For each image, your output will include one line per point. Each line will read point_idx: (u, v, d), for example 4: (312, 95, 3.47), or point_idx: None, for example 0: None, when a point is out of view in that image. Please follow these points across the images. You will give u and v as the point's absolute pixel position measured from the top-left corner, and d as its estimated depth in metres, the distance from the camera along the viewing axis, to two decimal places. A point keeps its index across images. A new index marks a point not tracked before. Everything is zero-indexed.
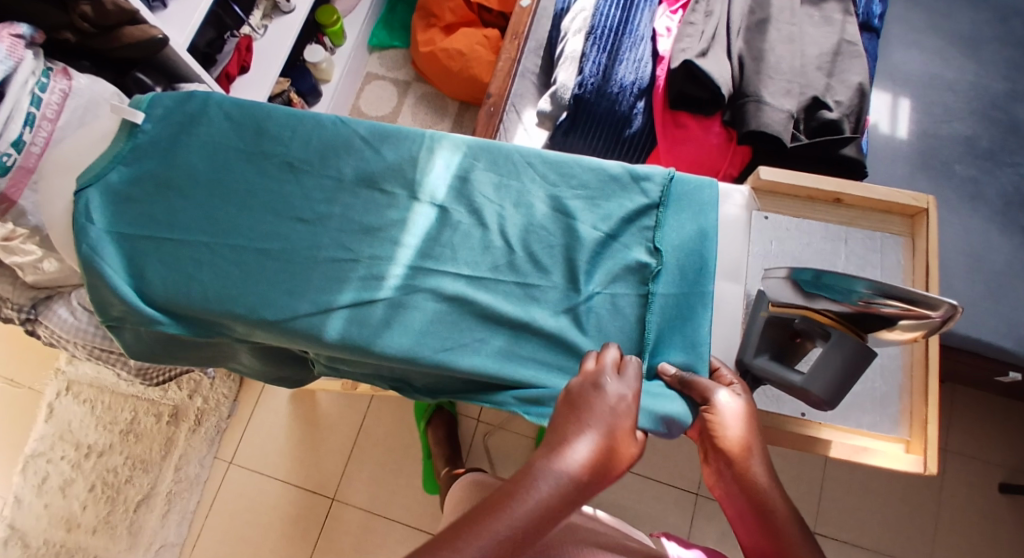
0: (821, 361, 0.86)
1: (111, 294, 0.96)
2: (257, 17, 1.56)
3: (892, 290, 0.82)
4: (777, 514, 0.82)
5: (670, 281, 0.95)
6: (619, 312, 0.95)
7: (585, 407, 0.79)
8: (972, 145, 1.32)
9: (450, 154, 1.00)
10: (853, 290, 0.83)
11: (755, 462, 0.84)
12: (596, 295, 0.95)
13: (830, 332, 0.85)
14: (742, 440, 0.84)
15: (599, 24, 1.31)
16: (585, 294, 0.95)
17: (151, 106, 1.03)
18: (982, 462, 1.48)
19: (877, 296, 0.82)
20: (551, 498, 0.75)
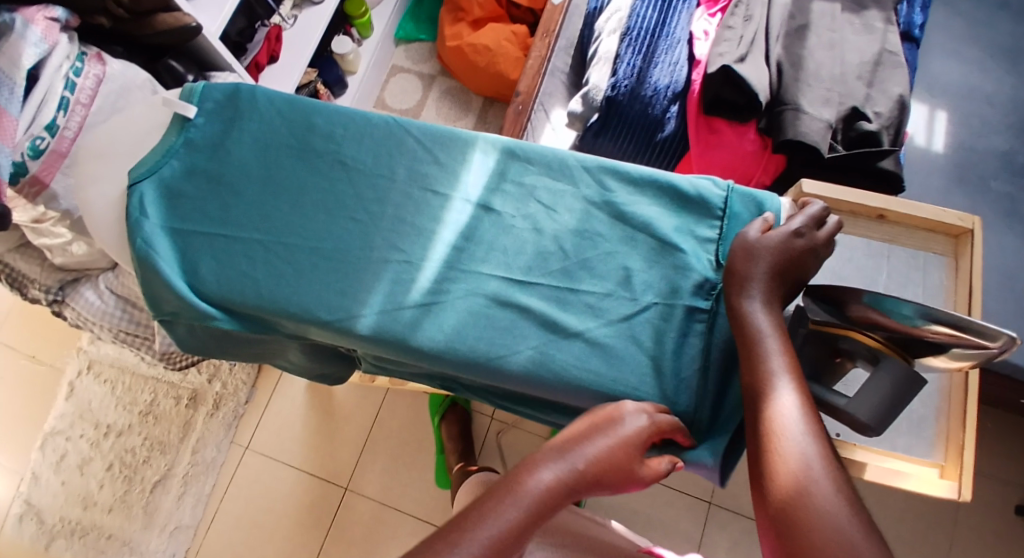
0: (867, 387, 0.84)
1: (165, 290, 0.93)
2: (288, 7, 1.56)
3: (942, 316, 0.80)
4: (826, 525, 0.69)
5: None
6: (679, 324, 0.92)
7: (599, 430, 0.79)
8: (1009, 160, 1.30)
9: (501, 158, 0.98)
10: (902, 313, 0.81)
11: (809, 464, 0.73)
12: (651, 306, 0.93)
13: (879, 358, 0.83)
14: (803, 437, 0.74)
15: (634, 26, 1.32)
16: (640, 305, 0.93)
17: (202, 99, 0.99)
18: (999, 481, 1.46)
19: (926, 323, 0.81)
20: (543, 505, 0.74)
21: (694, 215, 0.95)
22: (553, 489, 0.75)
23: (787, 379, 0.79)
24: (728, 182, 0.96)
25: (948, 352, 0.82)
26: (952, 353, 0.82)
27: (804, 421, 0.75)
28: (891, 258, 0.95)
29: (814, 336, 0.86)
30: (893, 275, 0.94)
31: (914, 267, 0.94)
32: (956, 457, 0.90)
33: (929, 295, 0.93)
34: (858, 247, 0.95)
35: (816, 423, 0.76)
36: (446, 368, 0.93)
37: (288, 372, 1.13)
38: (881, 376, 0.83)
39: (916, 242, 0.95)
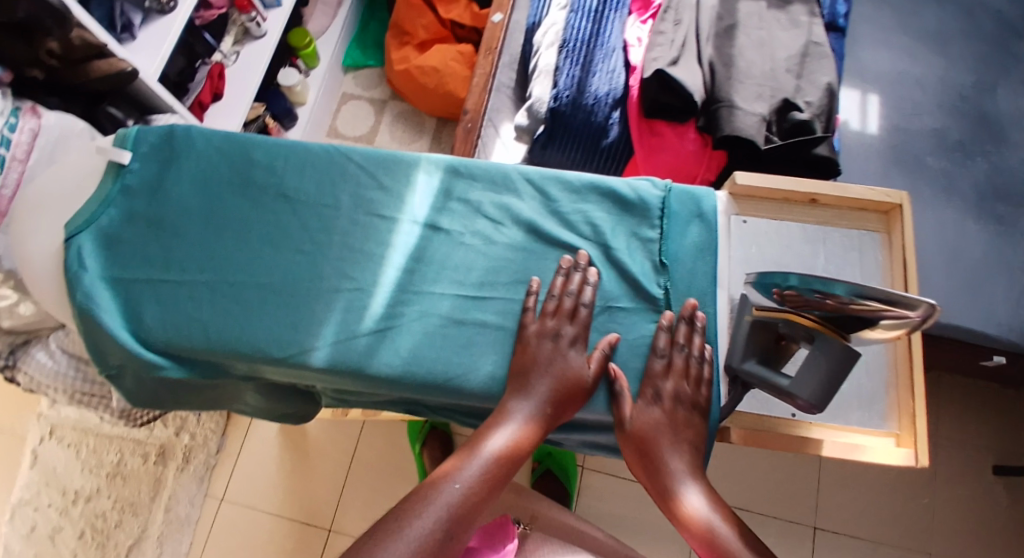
0: (805, 368, 0.85)
1: (109, 343, 0.91)
2: (228, 44, 1.55)
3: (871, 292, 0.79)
4: None
5: (679, 293, 0.92)
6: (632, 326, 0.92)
7: (535, 378, 0.88)
8: (942, 137, 1.33)
9: (444, 176, 0.97)
10: (831, 293, 0.81)
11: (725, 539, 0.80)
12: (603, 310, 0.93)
13: (814, 336, 0.84)
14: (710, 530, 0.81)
15: (570, 37, 1.33)
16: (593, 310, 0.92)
17: (137, 144, 0.98)
18: (974, 446, 1.48)
19: (856, 299, 0.80)
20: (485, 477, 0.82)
21: (636, 217, 0.95)
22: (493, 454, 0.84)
23: (690, 479, 0.84)
24: (666, 182, 0.97)
25: (880, 326, 0.82)
26: (883, 325, 0.82)
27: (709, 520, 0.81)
28: (827, 242, 0.95)
29: (757, 323, 0.88)
30: (830, 258, 0.95)
31: (850, 248, 0.95)
32: (908, 424, 0.90)
33: (867, 275, 0.94)
34: (795, 234, 0.96)
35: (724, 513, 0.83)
36: (408, 391, 0.91)
37: (249, 415, 1.12)
38: (818, 357, 0.84)
39: (850, 224, 0.96)
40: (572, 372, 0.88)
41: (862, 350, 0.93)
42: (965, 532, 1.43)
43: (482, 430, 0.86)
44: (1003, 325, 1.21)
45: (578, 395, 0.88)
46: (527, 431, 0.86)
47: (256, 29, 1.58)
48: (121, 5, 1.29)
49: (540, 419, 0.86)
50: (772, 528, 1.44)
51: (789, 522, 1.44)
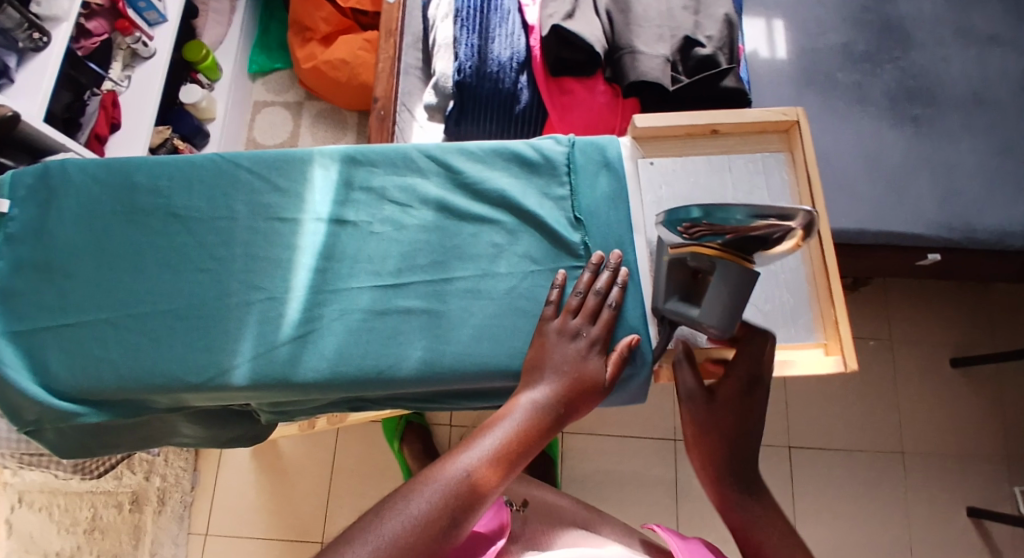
0: (713, 294, 0.83)
1: (20, 399, 0.88)
2: (118, 70, 1.50)
3: (766, 209, 0.79)
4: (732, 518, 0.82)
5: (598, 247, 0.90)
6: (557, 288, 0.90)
7: (542, 371, 0.85)
8: (849, 50, 1.32)
9: (338, 168, 0.92)
10: (730, 217, 0.80)
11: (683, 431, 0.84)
12: (525, 277, 0.90)
13: (716, 263, 0.82)
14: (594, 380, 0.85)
15: (462, 6, 1.27)
16: (514, 278, 0.90)
17: (13, 189, 0.93)
18: (936, 343, 1.48)
19: (754, 220, 0.80)
20: (485, 467, 0.79)
21: (544, 176, 0.92)
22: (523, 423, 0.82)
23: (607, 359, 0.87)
24: (569, 136, 0.94)
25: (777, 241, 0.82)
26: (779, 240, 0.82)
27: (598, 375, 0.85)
28: (733, 169, 0.94)
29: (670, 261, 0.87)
30: (738, 185, 0.93)
31: (756, 171, 0.93)
32: (833, 332, 0.88)
33: (775, 195, 0.93)
34: (701, 167, 0.94)
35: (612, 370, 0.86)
36: (341, 393, 0.88)
37: (195, 445, 1.07)
38: (724, 285, 0.82)
39: (754, 148, 0.95)
40: (580, 359, 0.85)
41: (779, 267, 0.92)
42: (937, 428, 1.44)
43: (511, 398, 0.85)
44: (930, 224, 1.21)
45: (590, 384, 0.85)
46: (544, 410, 0.83)
47: (144, 50, 1.52)
48: None
49: (548, 410, 0.83)
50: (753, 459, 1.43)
51: (769, 451, 1.43)
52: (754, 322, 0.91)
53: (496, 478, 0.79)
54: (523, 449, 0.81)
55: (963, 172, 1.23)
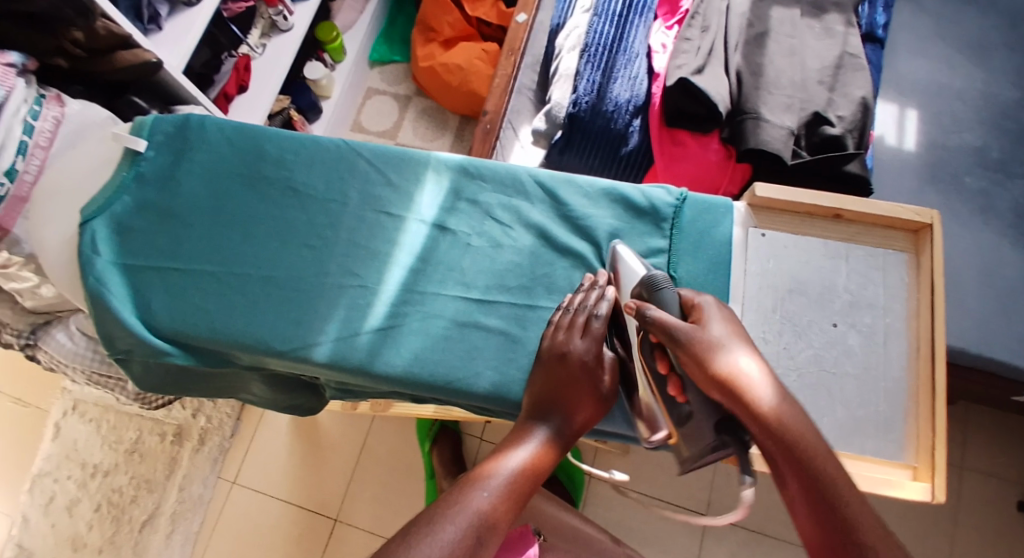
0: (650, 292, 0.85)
1: (117, 328, 0.92)
2: (255, 37, 1.57)
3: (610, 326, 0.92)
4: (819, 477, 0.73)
5: None
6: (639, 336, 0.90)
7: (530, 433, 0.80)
8: (982, 155, 1.29)
9: (448, 177, 0.96)
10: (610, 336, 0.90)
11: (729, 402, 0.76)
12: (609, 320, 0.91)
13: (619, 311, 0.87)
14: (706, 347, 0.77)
15: (593, 41, 1.29)
16: None
17: (152, 132, 0.99)
18: (1000, 479, 1.43)
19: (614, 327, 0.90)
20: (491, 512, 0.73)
21: (645, 225, 0.93)
22: (514, 474, 0.77)
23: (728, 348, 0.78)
24: (681, 189, 0.94)
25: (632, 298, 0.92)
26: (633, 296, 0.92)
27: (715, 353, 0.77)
28: (850, 257, 0.92)
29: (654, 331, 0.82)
30: (852, 276, 0.91)
31: (873, 266, 0.91)
32: (927, 457, 0.85)
33: (891, 293, 0.90)
34: (815, 249, 0.92)
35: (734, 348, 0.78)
36: (410, 393, 0.90)
37: (257, 404, 1.11)
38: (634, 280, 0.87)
39: (876, 241, 0.93)
40: (581, 381, 0.83)
41: (883, 375, 0.88)
42: None
43: (501, 448, 0.80)
44: None
45: (585, 403, 0.83)
46: (537, 459, 0.78)
47: (284, 23, 1.58)
48: None
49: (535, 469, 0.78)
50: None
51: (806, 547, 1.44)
52: (844, 426, 0.87)
53: (505, 522, 0.74)
54: (524, 503, 0.77)
55: None
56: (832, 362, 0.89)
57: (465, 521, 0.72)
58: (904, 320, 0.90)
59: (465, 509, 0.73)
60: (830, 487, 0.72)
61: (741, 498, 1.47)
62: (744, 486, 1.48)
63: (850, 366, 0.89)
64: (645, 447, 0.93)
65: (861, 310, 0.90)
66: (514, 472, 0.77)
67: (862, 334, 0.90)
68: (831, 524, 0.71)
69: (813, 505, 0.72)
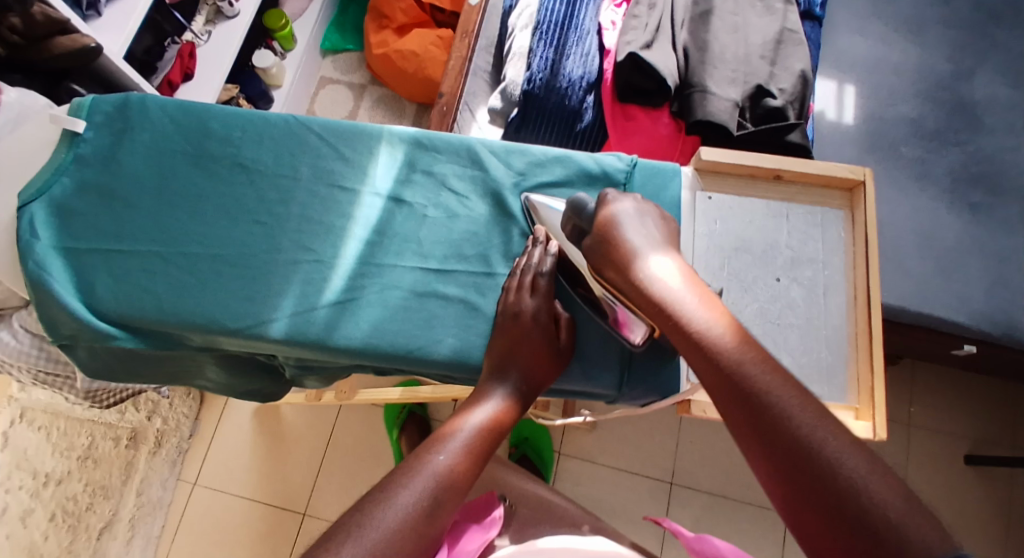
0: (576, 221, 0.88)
1: (61, 313, 0.89)
2: (199, 23, 1.54)
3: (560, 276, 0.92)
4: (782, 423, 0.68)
5: None
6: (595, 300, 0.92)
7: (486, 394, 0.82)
8: (917, 126, 1.34)
9: (399, 150, 0.96)
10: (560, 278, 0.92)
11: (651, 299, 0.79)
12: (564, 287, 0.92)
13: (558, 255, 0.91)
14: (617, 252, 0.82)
15: (544, 19, 1.31)
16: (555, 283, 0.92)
17: (91, 113, 0.96)
18: (949, 437, 1.48)
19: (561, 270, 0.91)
20: (451, 471, 0.75)
21: (597, 191, 0.94)
22: (474, 434, 0.78)
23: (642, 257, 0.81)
24: (632, 156, 0.96)
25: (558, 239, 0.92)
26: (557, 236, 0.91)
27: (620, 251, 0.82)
28: (790, 216, 0.94)
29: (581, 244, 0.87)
30: (793, 233, 0.94)
31: (812, 224, 0.94)
32: (867, 397, 0.88)
33: (829, 249, 0.93)
34: (758, 210, 0.95)
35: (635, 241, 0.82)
36: (368, 365, 0.90)
37: (213, 392, 1.09)
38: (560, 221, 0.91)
39: (815, 201, 0.95)
40: (534, 342, 0.86)
41: (823, 322, 0.91)
42: None
43: (459, 410, 0.81)
44: (975, 315, 1.21)
45: (536, 360, 0.85)
46: (497, 419, 0.80)
47: (228, 9, 1.56)
48: None
49: (495, 429, 0.80)
50: (745, 524, 1.47)
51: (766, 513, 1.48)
52: (790, 373, 0.90)
53: (466, 482, 0.76)
54: (485, 461, 0.78)
55: (1016, 267, 1.24)
56: (777, 314, 0.91)
57: (427, 482, 0.73)
58: (842, 272, 0.93)
59: (424, 473, 0.74)
60: (767, 404, 0.69)
61: (706, 465, 1.52)
62: (706, 455, 1.53)
63: (794, 318, 0.91)
64: (612, 403, 0.93)
65: (803, 265, 0.93)
66: (472, 434, 0.79)
67: (804, 288, 0.92)
68: (778, 446, 0.67)
69: (755, 429, 0.69)
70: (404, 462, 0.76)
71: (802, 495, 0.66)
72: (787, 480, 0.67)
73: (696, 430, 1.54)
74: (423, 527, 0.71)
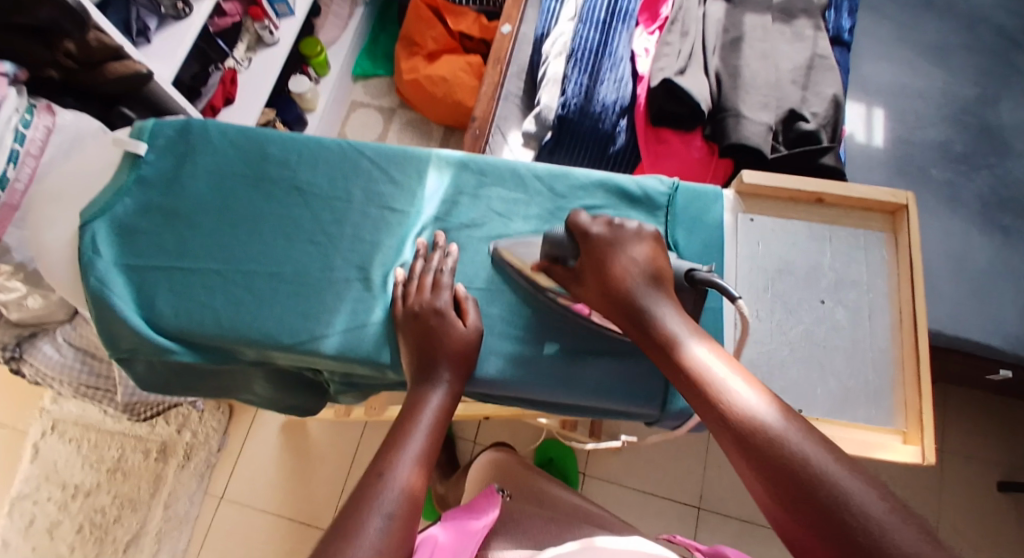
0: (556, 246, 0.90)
1: (122, 327, 0.92)
2: (241, 51, 1.59)
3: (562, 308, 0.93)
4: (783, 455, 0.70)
5: None
6: None
7: (427, 395, 0.85)
8: (946, 149, 1.36)
9: (447, 174, 0.99)
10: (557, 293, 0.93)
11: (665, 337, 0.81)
12: None
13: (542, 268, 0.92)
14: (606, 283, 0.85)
15: (578, 47, 1.35)
16: None
17: (153, 136, 1.00)
18: (980, 462, 1.49)
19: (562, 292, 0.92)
20: (411, 478, 0.78)
21: (640, 214, 0.96)
22: (424, 437, 0.82)
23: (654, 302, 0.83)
24: (673, 179, 0.98)
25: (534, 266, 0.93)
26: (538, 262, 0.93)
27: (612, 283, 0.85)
28: (833, 239, 0.96)
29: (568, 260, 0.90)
30: (836, 256, 0.96)
31: (856, 246, 0.96)
32: (915, 420, 0.89)
33: (873, 272, 0.95)
34: (800, 231, 0.97)
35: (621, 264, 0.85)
36: None
37: (257, 406, 1.12)
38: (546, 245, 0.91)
39: (856, 223, 0.97)
40: (455, 336, 0.88)
41: (870, 345, 0.93)
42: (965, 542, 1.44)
43: (404, 414, 0.84)
44: (1009, 338, 1.22)
45: (460, 351, 0.88)
46: (437, 417, 0.84)
47: (269, 38, 1.61)
48: (138, 11, 1.33)
49: (434, 432, 0.83)
50: (773, 546, 1.49)
51: None
52: (835, 395, 0.91)
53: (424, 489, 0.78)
54: (433, 466, 0.81)
55: None
56: (823, 336, 0.93)
57: (389, 496, 0.75)
58: (886, 294, 0.95)
59: (383, 490, 0.76)
60: (762, 434, 0.72)
61: (735, 493, 1.53)
62: (738, 481, 1.54)
63: (840, 340, 0.93)
64: (649, 425, 0.96)
65: (846, 287, 0.95)
66: (417, 443, 0.81)
67: (849, 309, 0.94)
68: (776, 472, 0.70)
69: (748, 460, 0.72)
70: (362, 483, 0.77)
71: (806, 522, 0.68)
72: (789, 504, 0.69)
73: (723, 454, 1.56)
74: (398, 539, 0.73)
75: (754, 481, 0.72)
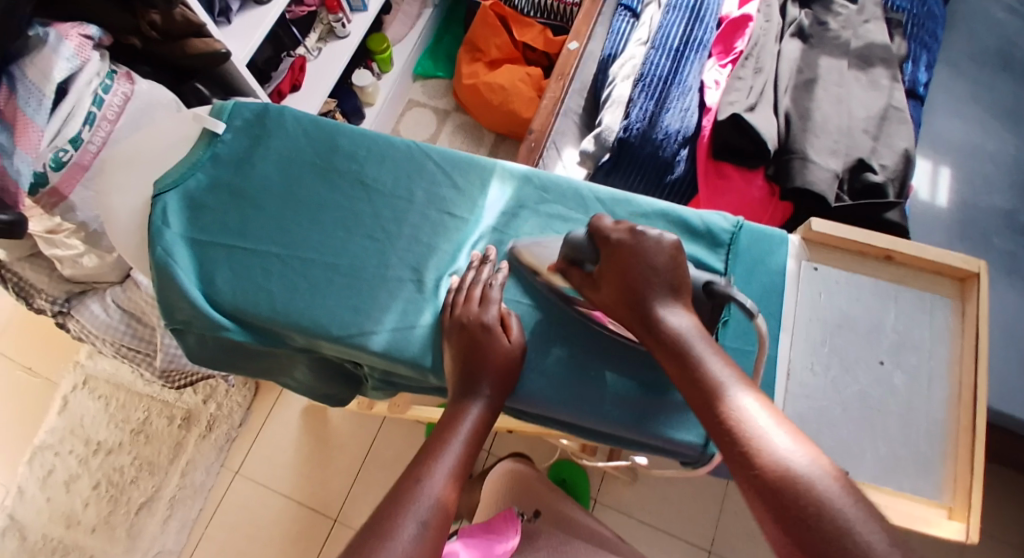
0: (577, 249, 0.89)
1: (179, 298, 0.94)
2: (312, 40, 1.62)
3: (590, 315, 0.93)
4: (797, 491, 0.71)
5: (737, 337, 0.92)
6: None
7: (468, 406, 0.85)
8: (1010, 219, 1.33)
9: (510, 186, 1.00)
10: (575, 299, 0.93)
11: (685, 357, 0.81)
12: None
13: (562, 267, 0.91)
14: (622, 296, 0.85)
15: (649, 72, 1.35)
16: None
17: (231, 116, 1.02)
18: (1000, 540, 1.46)
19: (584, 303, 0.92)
20: (447, 491, 0.78)
21: (699, 247, 0.96)
22: (462, 450, 0.82)
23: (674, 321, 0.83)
24: (737, 218, 0.97)
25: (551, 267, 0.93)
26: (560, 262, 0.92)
27: (625, 298, 0.85)
28: (898, 299, 0.95)
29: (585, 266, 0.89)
30: (899, 316, 0.95)
31: (921, 308, 0.95)
32: (963, 497, 0.88)
33: (936, 336, 0.94)
34: (865, 287, 0.96)
35: (635, 279, 0.84)
36: None
37: (294, 391, 1.13)
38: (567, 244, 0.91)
39: (923, 285, 0.97)
40: (500, 350, 0.88)
41: (924, 414, 0.91)
42: None
43: (443, 424, 0.84)
44: None
45: (504, 365, 0.87)
46: (475, 431, 0.84)
47: (341, 30, 1.63)
48: None
49: (471, 446, 0.83)
50: None
51: None
52: (884, 462, 0.90)
53: (457, 503, 0.78)
54: (466, 478, 0.81)
55: None
56: (877, 400, 0.92)
57: (423, 506, 0.76)
58: (946, 363, 0.93)
59: (419, 500, 0.76)
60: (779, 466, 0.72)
61: (748, 538, 1.52)
62: (750, 527, 1.52)
63: (895, 405, 0.91)
64: (685, 465, 0.94)
65: (906, 350, 0.93)
66: (455, 453, 0.81)
67: (907, 374, 0.93)
68: (784, 506, 0.71)
69: (763, 495, 0.72)
70: (398, 488, 0.78)
71: None
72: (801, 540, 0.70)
73: (739, 498, 1.54)
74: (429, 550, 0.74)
75: (758, 511, 0.73)
